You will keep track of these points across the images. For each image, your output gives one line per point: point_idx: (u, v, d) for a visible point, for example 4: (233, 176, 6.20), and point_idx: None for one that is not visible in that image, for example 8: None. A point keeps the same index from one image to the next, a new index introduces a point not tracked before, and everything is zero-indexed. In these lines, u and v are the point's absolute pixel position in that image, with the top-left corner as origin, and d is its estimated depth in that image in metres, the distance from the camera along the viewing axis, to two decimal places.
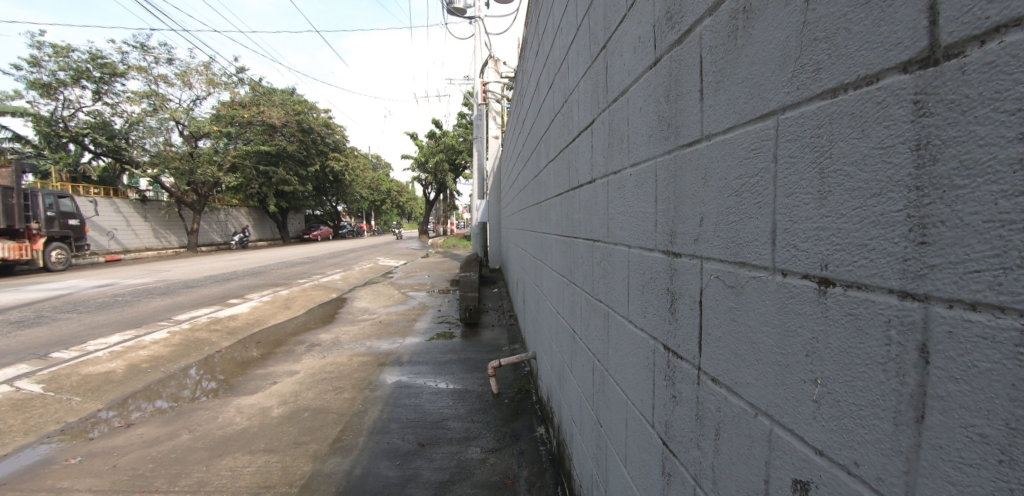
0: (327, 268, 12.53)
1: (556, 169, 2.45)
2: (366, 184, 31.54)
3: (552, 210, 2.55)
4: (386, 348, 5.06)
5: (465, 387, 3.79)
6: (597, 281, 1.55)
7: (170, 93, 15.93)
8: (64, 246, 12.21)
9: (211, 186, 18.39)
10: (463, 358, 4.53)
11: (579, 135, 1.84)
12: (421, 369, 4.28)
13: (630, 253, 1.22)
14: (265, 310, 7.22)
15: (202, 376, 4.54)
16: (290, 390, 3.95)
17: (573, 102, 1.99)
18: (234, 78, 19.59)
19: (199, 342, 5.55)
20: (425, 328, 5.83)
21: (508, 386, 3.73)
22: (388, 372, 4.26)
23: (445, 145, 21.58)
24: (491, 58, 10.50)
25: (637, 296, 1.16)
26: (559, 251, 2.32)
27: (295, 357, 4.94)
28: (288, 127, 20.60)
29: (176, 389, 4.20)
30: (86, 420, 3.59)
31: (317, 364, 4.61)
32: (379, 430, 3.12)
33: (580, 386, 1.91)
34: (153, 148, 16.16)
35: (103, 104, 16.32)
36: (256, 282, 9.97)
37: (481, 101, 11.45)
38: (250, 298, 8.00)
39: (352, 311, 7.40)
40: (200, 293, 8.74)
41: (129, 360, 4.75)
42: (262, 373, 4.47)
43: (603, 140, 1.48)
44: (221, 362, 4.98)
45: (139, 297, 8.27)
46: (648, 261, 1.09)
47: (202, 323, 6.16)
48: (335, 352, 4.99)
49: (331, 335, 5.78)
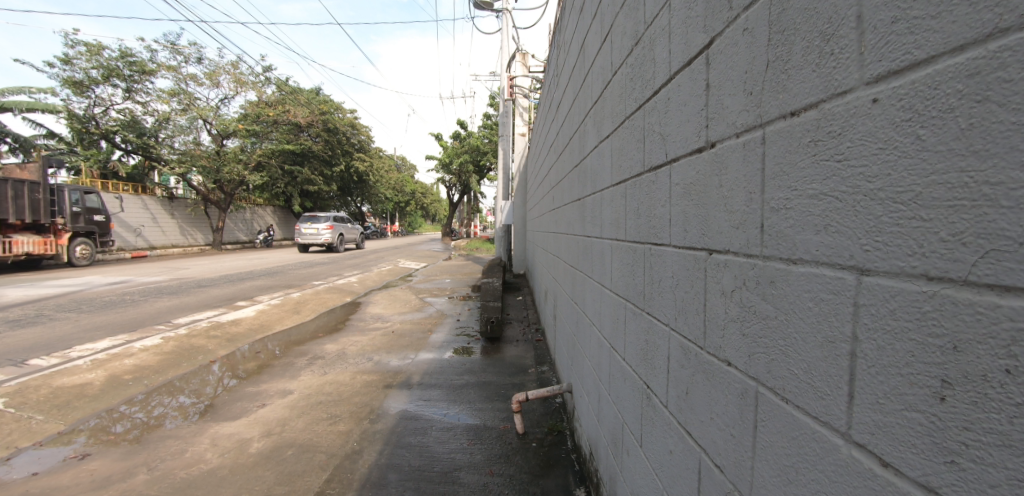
0: (344, 270, 12.06)
1: (610, 150, 1.75)
2: (389, 186, 31.37)
3: (604, 207, 1.86)
4: (396, 364, 4.37)
5: (482, 422, 3.07)
6: (717, 323, 0.87)
7: (199, 92, 16.13)
8: (88, 242, 12.19)
9: (236, 185, 18.45)
10: (482, 381, 3.82)
11: (666, 82, 1.14)
12: (433, 394, 3.60)
13: (864, 284, 0.52)
14: (271, 314, 6.73)
15: (207, 380, 4.26)
16: (278, 416, 3.31)
17: (649, 34, 1.29)
18: (262, 77, 19.73)
19: (193, 350, 5.04)
20: (441, 341, 5.17)
21: (536, 424, 2.99)
22: (394, 396, 3.59)
23: (470, 147, 21.09)
24: (519, 51, 9.85)
25: (918, 404, 0.46)
26: (617, 261, 1.63)
27: (292, 371, 4.35)
28: (314, 127, 20.56)
29: (198, 386, 4.10)
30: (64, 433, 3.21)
31: (315, 382, 3.96)
32: (371, 482, 2.45)
33: (657, 475, 1.22)
34: (182, 146, 16.22)
35: (133, 102, 16.58)
36: (270, 283, 9.56)
37: (508, 97, 10.81)
38: (259, 301, 7.56)
39: (365, 318, 6.80)
40: (209, 294, 8.38)
41: (111, 371, 4.30)
42: (251, 392, 3.86)
43: (745, 63, 0.78)
44: (213, 374, 4.42)
45: (146, 298, 7.97)
46: (989, 327, 0.39)
47: (200, 328, 5.71)
48: (338, 367, 4.34)
49: (336, 347, 5.14)
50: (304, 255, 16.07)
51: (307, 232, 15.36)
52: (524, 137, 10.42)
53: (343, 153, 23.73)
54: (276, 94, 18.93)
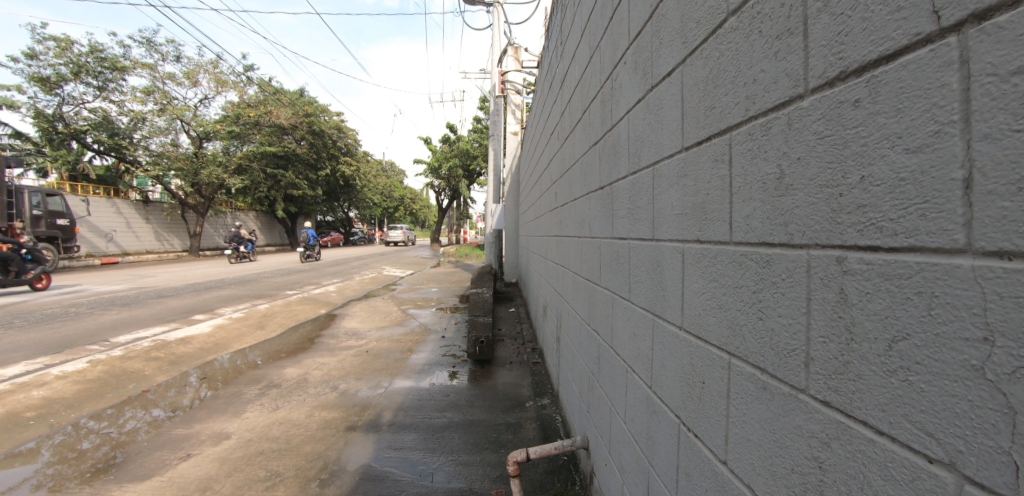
0: (323, 278, 11.17)
1: (673, 97, 1.05)
2: (377, 192, 30.77)
3: (658, 193, 1.14)
4: (366, 394, 3.60)
5: (468, 487, 2.31)
6: None
7: (176, 92, 15.11)
8: (51, 248, 11.09)
9: (215, 188, 17.44)
10: (468, 416, 3.08)
11: None
12: (408, 436, 2.84)
13: None
14: (231, 330, 5.89)
15: (183, 392, 3.93)
16: (200, 476, 2.51)
17: None
18: (242, 76, 18.75)
19: (122, 377, 4.19)
20: (423, 361, 4.48)
21: (540, 489, 2.25)
22: (358, 440, 2.83)
23: (459, 150, 20.43)
24: (511, 45, 9.18)
25: None
26: (695, 281, 0.94)
27: (239, 403, 3.56)
28: (298, 129, 19.85)
29: (173, 398, 3.78)
30: (17, 454, 2.86)
31: (261, 423, 3.15)
32: None
33: None
34: (158, 148, 15.15)
35: (106, 100, 15.53)
36: (238, 293, 8.70)
37: (499, 94, 10.10)
38: (220, 314, 6.71)
39: (337, 333, 5.96)
40: (168, 306, 7.51)
41: (10, 407, 3.47)
42: (177, 436, 3.05)
43: None
44: (169, 397, 3.82)
45: (92, 311, 7.07)
46: None
47: (141, 348, 4.87)
48: (294, 400, 3.53)
49: (298, 371, 4.34)
50: (284, 262, 15.21)
51: (393, 237, 26.41)
52: (517, 135, 9.66)
53: (329, 157, 23.01)
54: (258, 94, 18.11)
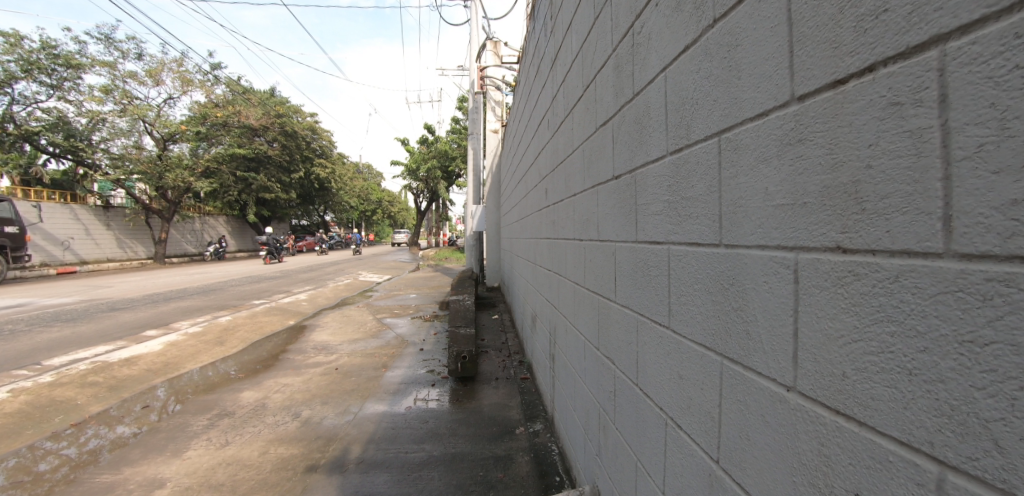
0: (294, 285, 10.56)
1: (761, 36, 0.67)
2: (355, 194, 30.06)
3: (730, 176, 0.75)
4: (333, 422, 3.15)
5: None
6: None
7: (137, 90, 14.04)
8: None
9: (182, 192, 16.33)
10: (450, 449, 2.66)
11: None
12: (378, 478, 2.39)
13: None
14: (187, 347, 5.31)
15: (144, 408, 3.66)
16: None
17: None
18: (210, 76, 17.82)
19: (48, 409, 3.61)
20: (400, 377, 4.08)
21: None
22: (318, 485, 2.37)
23: (437, 151, 19.86)
24: (490, 40, 8.77)
25: None
26: (829, 320, 0.55)
27: (181, 439, 3.04)
28: (270, 130, 19.04)
29: (134, 414, 3.52)
30: None
31: (203, 465, 2.66)
32: None
33: None
34: (119, 150, 13.92)
35: (62, 100, 14.35)
36: (200, 304, 8.06)
37: (478, 90, 9.68)
38: (176, 328, 6.11)
39: (304, 347, 5.42)
40: (120, 320, 6.85)
41: None
42: (98, 485, 2.53)
43: None
44: (128, 414, 3.52)
45: (32, 328, 6.37)
46: None
47: (76, 373, 4.29)
48: (247, 433, 3.05)
49: (257, 395, 3.84)
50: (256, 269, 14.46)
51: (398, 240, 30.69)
52: (497, 133, 9.21)
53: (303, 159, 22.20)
54: (226, 93, 17.18)
